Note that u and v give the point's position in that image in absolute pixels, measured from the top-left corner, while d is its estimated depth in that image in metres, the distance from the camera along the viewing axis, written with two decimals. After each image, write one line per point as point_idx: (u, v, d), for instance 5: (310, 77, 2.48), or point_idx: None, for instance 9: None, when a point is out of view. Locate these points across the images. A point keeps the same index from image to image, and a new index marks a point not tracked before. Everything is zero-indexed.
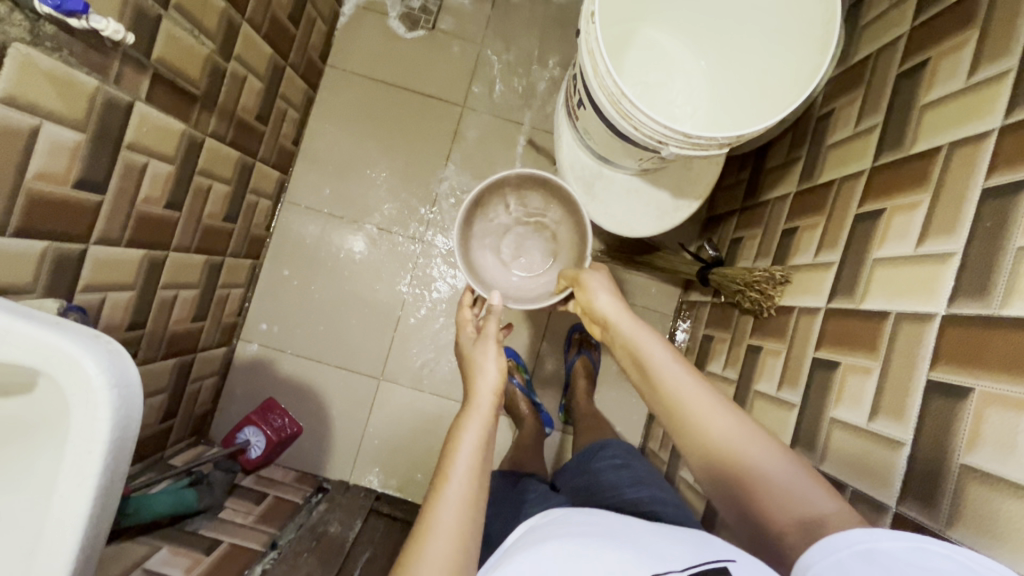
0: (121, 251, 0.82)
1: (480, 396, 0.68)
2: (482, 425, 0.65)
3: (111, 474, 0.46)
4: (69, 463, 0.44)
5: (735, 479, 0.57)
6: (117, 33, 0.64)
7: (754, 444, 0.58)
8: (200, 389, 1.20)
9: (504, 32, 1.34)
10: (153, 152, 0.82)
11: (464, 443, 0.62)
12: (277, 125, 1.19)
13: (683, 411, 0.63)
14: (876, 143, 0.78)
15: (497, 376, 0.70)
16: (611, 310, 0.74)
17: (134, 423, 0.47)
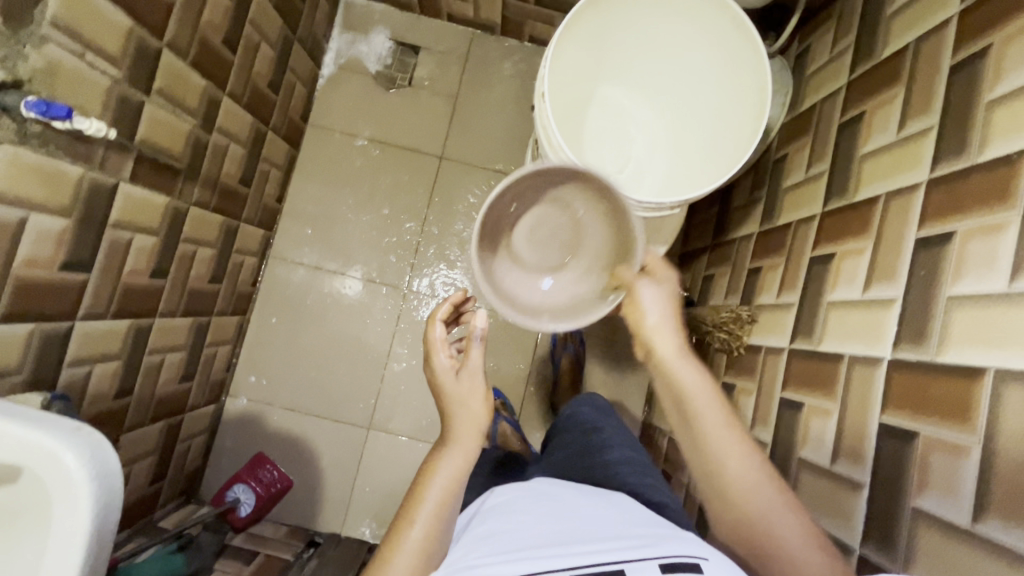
0: (107, 323, 0.85)
1: (461, 434, 0.63)
2: (456, 467, 0.60)
3: (92, 565, 0.48)
4: (52, 558, 0.46)
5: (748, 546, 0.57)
6: (98, 131, 0.69)
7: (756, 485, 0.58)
8: (189, 448, 1.21)
9: (478, 86, 1.40)
10: (137, 226, 0.86)
11: (433, 487, 0.58)
12: (261, 185, 1.23)
13: (722, 470, 0.59)
14: (824, 190, 0.82)
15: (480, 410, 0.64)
16: (661, 320, 0.65)
17: (114, 511, 0.49)
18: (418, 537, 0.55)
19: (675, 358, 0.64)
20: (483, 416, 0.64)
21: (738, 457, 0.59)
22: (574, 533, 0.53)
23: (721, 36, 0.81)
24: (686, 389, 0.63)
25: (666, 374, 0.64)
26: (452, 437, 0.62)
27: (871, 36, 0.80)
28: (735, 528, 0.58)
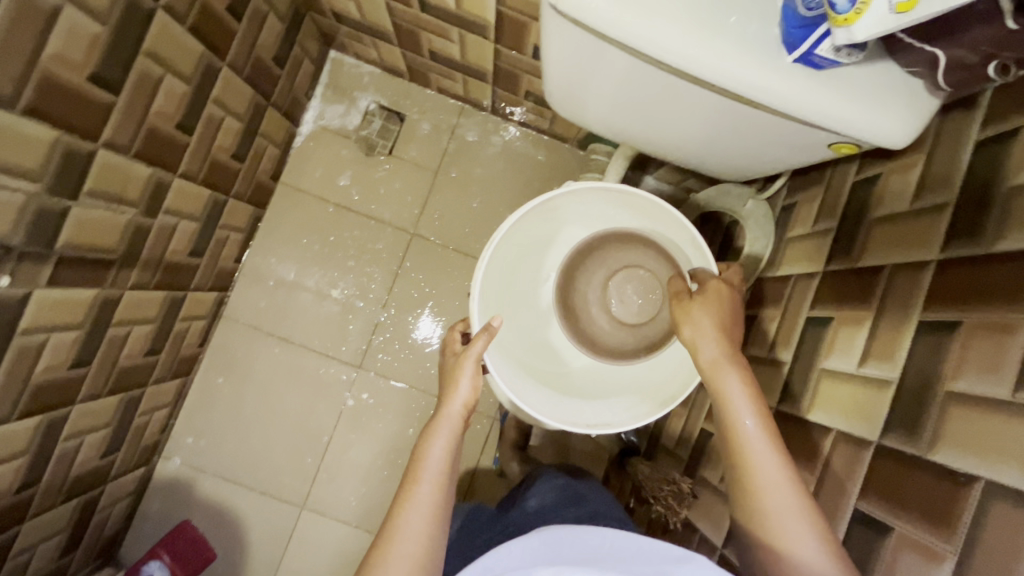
0: (12, 426, 0.80)
1: (450, 411, 0.69)
2: (448, 443, 0.66)
3: None
4: None
5: (763, 552, 0.59)
6: None
7: (780, 490, 0.58)
8: (109, 515, 1.16)
9: (460, 164, 1.35)
10: (56, 325, 0.81)
11: (431, 453, 0.65)
12: (217, 251, 1.17)
13: (755, 478, 0.60)
14: (781, 383, 0.78)
15: (469, 394, 0.69)
16: (705, 340, 0.66)
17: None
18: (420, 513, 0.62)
19: (716, 364, 0.65)
20: (469, 398, 0.69)
21: (774, 467, 0.59)
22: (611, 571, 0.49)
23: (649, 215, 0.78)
24: (728, 396, 0.63)
25: (712, 381, 0.65)
26: (441, 416, 0.68)
27: (851, 231, 0.76)
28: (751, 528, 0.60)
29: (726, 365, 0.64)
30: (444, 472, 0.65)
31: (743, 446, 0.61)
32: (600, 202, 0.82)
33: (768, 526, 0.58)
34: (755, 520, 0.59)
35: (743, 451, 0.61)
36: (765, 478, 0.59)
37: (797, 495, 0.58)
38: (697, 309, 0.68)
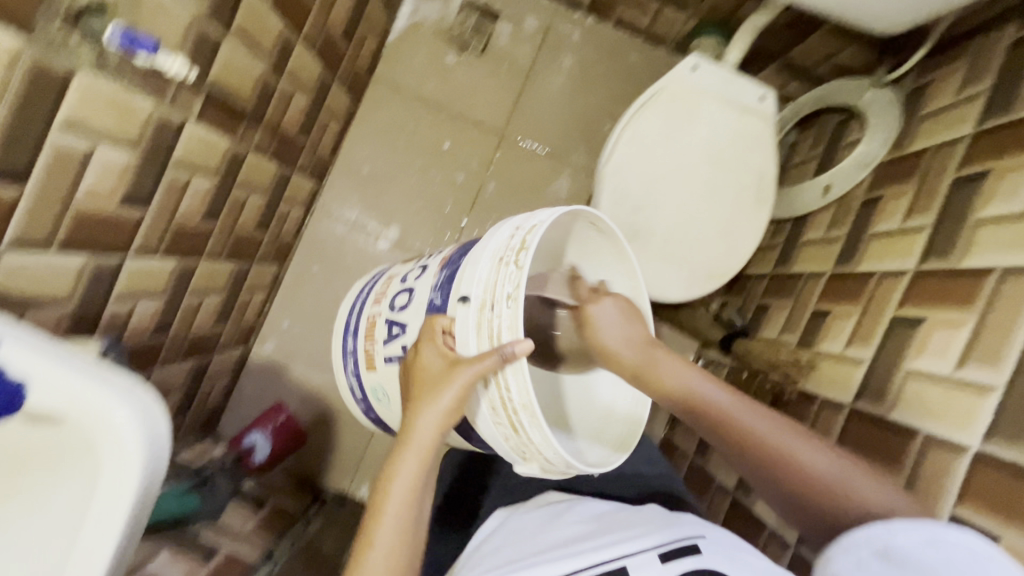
0: (155, 262, 0.83)
1: (418, 435, 0.64)
2: (418, 457, 0.64)
3: (137, 515, 0.48)
4: (101, 502, 0.46)
5: (820, 520, 0.54)
6: (180, 70, 0.68)
7: (820, 455, 0.56)
8: (212, 387, 1.21)
9: (550, 66, 1.35)
10: (197, 167, 0.83)
11: (398, 478, 0.63)
12: (318, 137, 1.19)
13: (789, 458, 0.56)
14: (922, 246, 0.76)
15: (441, 419, 0.64)
16: (623, 344, 0.67)
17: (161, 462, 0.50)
18: (391, 534, 0.62)
19: (635, 353, 0.66)
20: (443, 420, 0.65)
21: (809, 446, 0.56)
22: (576, 538, 0.66)
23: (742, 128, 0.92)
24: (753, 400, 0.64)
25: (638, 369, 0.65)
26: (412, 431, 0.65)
27: (1010, 86, 0.73)
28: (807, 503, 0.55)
29: (651, 350, 0.66)
30: (412, 493, 0.63)
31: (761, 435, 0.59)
32: (721, 116, 0.92)
33: (820, 494, 0.54)
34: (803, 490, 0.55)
35: (761, 434, 0.58)
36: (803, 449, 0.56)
37: (837, 457, 0.55)
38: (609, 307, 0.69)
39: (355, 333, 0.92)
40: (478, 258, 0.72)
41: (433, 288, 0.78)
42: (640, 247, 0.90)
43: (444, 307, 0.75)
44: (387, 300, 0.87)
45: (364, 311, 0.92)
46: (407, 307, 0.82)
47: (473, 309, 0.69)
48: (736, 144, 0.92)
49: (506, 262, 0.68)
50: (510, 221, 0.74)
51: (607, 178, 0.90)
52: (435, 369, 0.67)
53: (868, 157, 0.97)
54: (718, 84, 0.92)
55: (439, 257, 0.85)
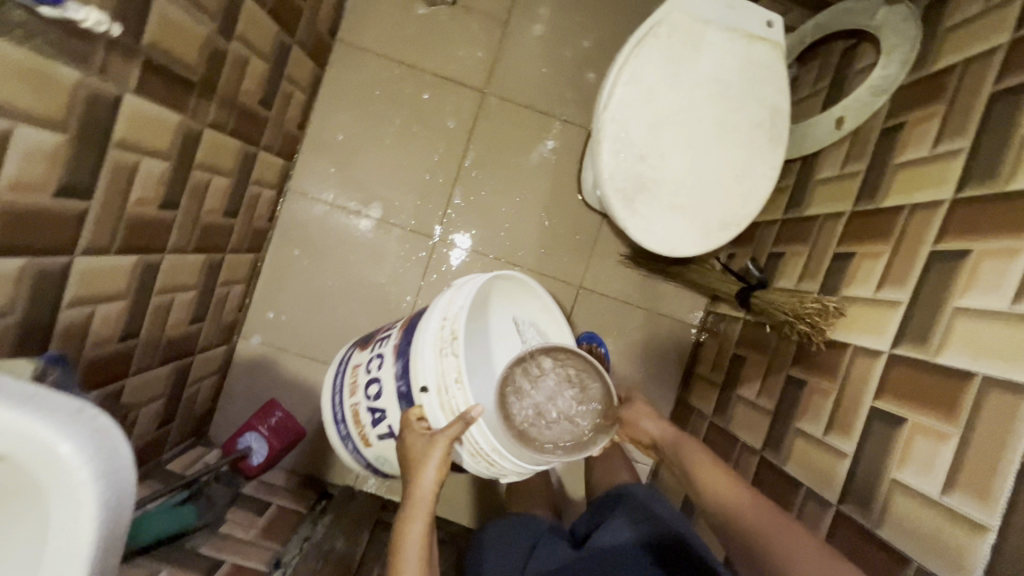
0: (111, 259, 0.74)
1: (420, 491, 0.70)
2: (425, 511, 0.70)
3: (98, 567, 0.40)
4: (52, 557, 0.38)
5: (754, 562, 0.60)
6: (99, 23, 0.58)
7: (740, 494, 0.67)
8: (199, 390, 1.13)
9: (528, 13, 1.24)
10: (145, 148, 0.73)
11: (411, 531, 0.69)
12: (282, 108, 1.08)
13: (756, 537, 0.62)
14: (960, 172, 0.70)
15: (436, 475, 0.71)
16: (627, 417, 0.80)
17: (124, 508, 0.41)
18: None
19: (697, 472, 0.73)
20: (438, 481, 0.71)
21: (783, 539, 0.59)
22: None
23: (752, 58, 0.83)
24: (697, 462, 0.74)
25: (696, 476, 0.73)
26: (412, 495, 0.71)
27: None
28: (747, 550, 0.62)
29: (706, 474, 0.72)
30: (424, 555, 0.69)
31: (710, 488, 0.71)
32: (729, 47, 0.83)
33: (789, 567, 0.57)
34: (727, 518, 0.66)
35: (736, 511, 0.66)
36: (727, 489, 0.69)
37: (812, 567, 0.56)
38: (639, 417, 0.86)
39: (344, 421, 0.92)
40: (422, 349, 0.78)
41: (396, 376, 0.82)
42: (645, 201, 0.83)
43: (410, 394, 0.79)
44: (362, 388, 0.88)
45: (342, 394, 0.93)
46: (380, 394, 0.84)
47: (434, 395, 0.75)
48: (745, 78, 0.83)
49: (446, 351, 0.75)
50: (438, 304, 0.80)
51: (606, 125, 0.82)
52: (421, 447, 0.72)
53: (884, 82, 0.89)
54: (722, 13, 0.83)
55: (397, 329, 0.88)
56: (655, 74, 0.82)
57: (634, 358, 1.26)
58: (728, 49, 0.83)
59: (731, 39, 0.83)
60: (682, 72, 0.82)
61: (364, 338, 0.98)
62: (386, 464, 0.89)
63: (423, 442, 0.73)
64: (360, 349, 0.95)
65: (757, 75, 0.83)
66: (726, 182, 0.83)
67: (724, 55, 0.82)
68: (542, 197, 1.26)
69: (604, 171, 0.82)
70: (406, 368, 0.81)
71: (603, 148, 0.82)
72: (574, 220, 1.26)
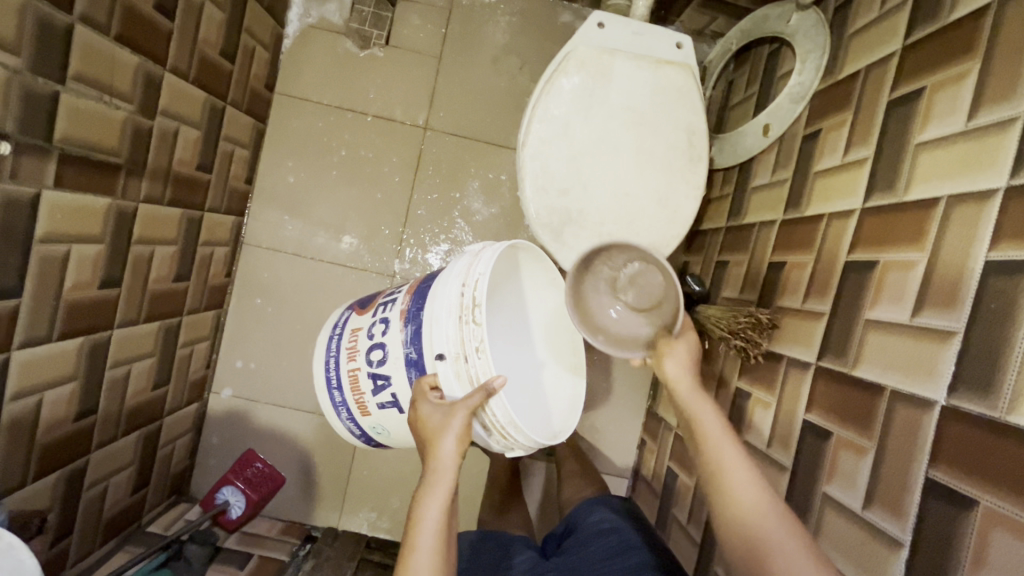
0: (54, 347, 0.76)
1: (439, 462, 0.66)
2: (441, 491, 0.64)
3: None
4: None
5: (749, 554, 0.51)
6: None
7: (748, 479, 0.55)
8: (174, 449, 1.16)
9: (462, 46, 1.26)
10: (74, 237, 0.75)
11: (427, 512, 0.62)
12: (224, 168, 1.11)
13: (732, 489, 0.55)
14: (866, 181, 0.71)
15: (457, 446, 0.66)
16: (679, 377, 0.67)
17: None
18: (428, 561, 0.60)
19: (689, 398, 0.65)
20: (459, 452, 0.66)
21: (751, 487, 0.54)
22: None
23: (663, 81, 0.85)
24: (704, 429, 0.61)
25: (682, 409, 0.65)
26: (429, 470, 0.66)
27: None
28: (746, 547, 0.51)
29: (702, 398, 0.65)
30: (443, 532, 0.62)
31: (732, 484, 0.55)
32: (639, 74, 0.84)
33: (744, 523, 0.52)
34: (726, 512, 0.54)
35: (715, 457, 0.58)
36: (733, 471, 0.56)
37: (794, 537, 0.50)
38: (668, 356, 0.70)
39: (340, 386, 0.87)
40: (437, 315, 0.74)
41: (403, 343, 0.78)
42: (573, 233, 0.84)
43: (421, 359, 0.76)
44: (362, 353, 0.84)
45: (338, 359, 0.88)
46: (384, 362, 0.80)
47: (455, 363, 0.72)
48: (656, 103, 0.84)
49: (468, 322, 0.71)
50: (455, 273, 0.76)
51: (526, 163, 0.83)
52: (438, 421, 0.68)
53: (801, 89, 0.90)
54: (628, 41, 0.84)
55: (404, 292, 0.84)
56: (568, 108, 0.83)
57: (600, 374, 1.27)
58: (639, 75, 0.84)
59: (640, 66, 0.84)
60: (594, 104, 0.83)
61: (360, 302, 0.93)
62: (381, 431, 0.86)
63: (440, 419, 0.68)
64: (360, 312, 0.89)
65: (670, 98, 0.85)
66: (651, 206, 0.85)
67: (635, 82, 0.84)
68: (495, 224, 1.27)
69: (530, 208, 0.83)
70: (419, 332, 0.77)
71: (525, 186, 0.83)
72: (527, 244, 1.27)
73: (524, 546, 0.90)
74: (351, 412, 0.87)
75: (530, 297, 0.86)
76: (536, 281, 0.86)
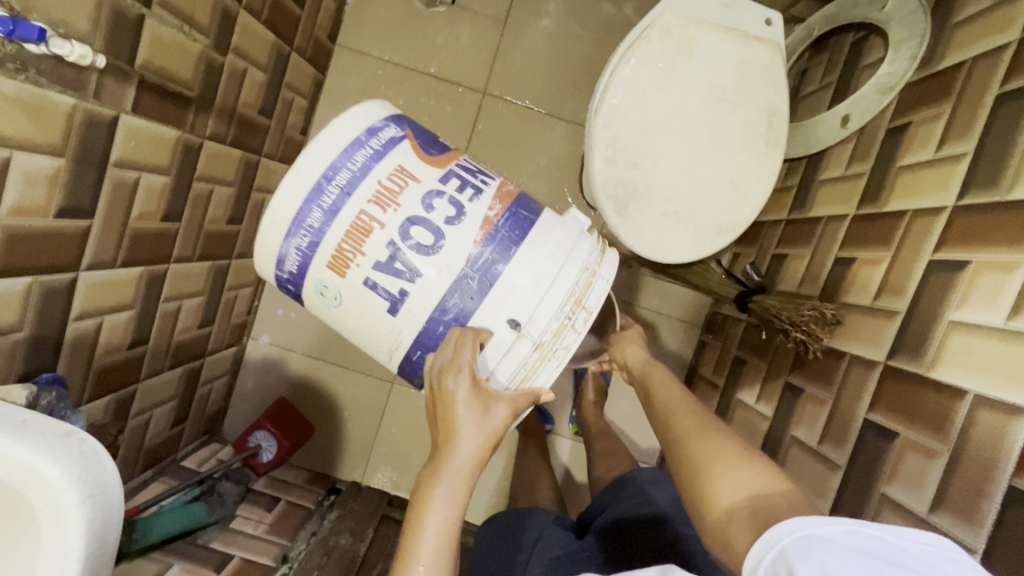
0: (117, 272, 0.77)
1: (460, 455, 0.59)
2: (454, 497, 0.58)
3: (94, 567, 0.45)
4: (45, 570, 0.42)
5: (685, 478, 0.60)
6: (84, 57, 0.59)
7: (693, 421, 0.66)
8: (211, 389, 1.18)
9: (531, 12, 1.23)
10: (145, 164, 0.76)
11: (437, 503, 0.58)
12: (283, 115, 1.10)
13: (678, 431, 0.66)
14: (961, 177, 0.67)
15: (481, 441, 0.60)
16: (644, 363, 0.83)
17: (106, 540, 0.46)
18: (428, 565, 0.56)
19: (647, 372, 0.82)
20: (483, 449, 0.60)
21: (696, 421, 0.66)
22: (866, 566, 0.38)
23: (748, 58, 0.81)
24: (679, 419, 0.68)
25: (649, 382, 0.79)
26: (448, 462, 0.59)
27: None
28: (688, 474, 0.59)
29: (656, 369, 0.81)
30: (448, 528, 0.58)
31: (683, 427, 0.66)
32: (724, 48, 0.81)
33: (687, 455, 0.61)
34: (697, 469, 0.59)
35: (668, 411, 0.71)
36: (682, 422, 0.67)
37: (737, 450, 0.59)
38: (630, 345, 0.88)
39: (334, 217, 0.66)
40: (534, 281, 0.66)
41: (471, 261, 0.65)
42: (638, 207, 0.82)
43: (476, 299, 0.66)
44: (391, 219, 0.66)
45: (357, 185, 0.66)
46: (425, 254, 0.66)
47: (523, 340, 0.66)
48: (739, 81, 0.81)
49: (564, 320, 0.67)
50: (573, 250, 0.69)
51: (597, 132, 0.81)
52: (467, 425, 0.60)
53: (891, 79, 0.85)
54: (717, 12, 0.81)
55: (491, 190, 0.69)
56: (647, 77, 0.80)
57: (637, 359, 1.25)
58: (725, 50, 0.81)
59: (726, 41, 0.81)
60: (674, 75, 0.80)
61: (420, 137, 0.70)
62: (330, 292, 0.70)
63: (472, 425, 0.60)
64: (422, 157, 0.68)
65: (754, 76, 0.81)
66: (720, 188, 0.82)
67: (719, 56, 0.81)
68: (545, 197, 1.25)
69: (598, 178, 0.81)
70: (494, 268, 0.66)
71: (595, 155, 0.81)
72: None
73: (556, 525, 0.88)
74: (313, 247, 0.67)
75: None
76: None
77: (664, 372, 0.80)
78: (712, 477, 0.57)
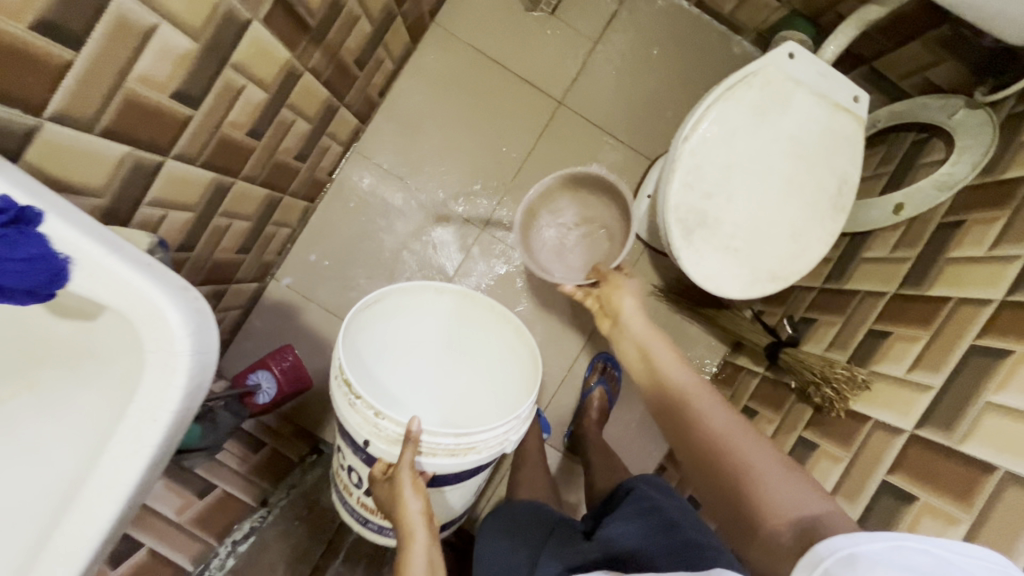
0: (195, 170, 0.77)
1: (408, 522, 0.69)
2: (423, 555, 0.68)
3: (179, 423, 0.44)
4: (139, 407, 0.43)
5: (737, 520, 0.56)
6: None
7: (721, 412, 0.63)
8: (225, 318, 1.16)
9: (620, 40, 1.29)
10: (253, 76, 0.76)
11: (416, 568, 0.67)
12: (371, 73, 1.13)
13: (708, 425, 0.62)
14: (1013, 276, 0.72)
15: (422, 503, 0.69)
16: (644, 333, 0.79)
17: (195, 400, 0.46)
18: None
19: (647, 337, 0.78)
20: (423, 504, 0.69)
21: (720, 410, 0.63)
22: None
23: (833, 127, 0.87)
24: (708, 418, 0.63)
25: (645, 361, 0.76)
26: (405, 533, 0.69)
27: None
28: (710, 465, 0.60)
29: (655, 335, 0.78)
30: None
31: (716, 427, 0.62)
32: (814, 113, 0.86)
33: (725, 458, 0.59)
34: (743, 479, 0.57)
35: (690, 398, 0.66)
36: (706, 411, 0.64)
37: (774, 457, 0.58)
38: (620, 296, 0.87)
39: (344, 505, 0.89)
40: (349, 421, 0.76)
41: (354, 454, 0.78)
42: (703, 237, 0.85)
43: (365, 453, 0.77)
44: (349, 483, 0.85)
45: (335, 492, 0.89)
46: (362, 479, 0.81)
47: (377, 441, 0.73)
48: (822, 145, 0.86)
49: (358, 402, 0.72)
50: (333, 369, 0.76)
51: (683, 156, 0.85)
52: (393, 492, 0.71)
53: (950, 179, 0.91)
54: (814, 78, 0.86)
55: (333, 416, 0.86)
56: (738, 120, 0.85)
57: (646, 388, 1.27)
58: (811, 117, 0.86)
59: (815, 107, 0.86)
60: (761, 127, 0.85)
61: None
62: None
63: (405, 494, 0.69)
64: None
65: (835, 145, 0.87)
66: (780, 240, 0.86)
67: (806, 120, 0.86)
68: None
69: (671, 200, 0.85)
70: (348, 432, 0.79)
71: (675, 178, 0.85)
72: None
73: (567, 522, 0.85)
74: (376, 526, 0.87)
75: (435, 309, 0.90)
76: (430, 302, 0.89)
77: (670, 349, 0.75)
78: (758, 494, 0.55)
